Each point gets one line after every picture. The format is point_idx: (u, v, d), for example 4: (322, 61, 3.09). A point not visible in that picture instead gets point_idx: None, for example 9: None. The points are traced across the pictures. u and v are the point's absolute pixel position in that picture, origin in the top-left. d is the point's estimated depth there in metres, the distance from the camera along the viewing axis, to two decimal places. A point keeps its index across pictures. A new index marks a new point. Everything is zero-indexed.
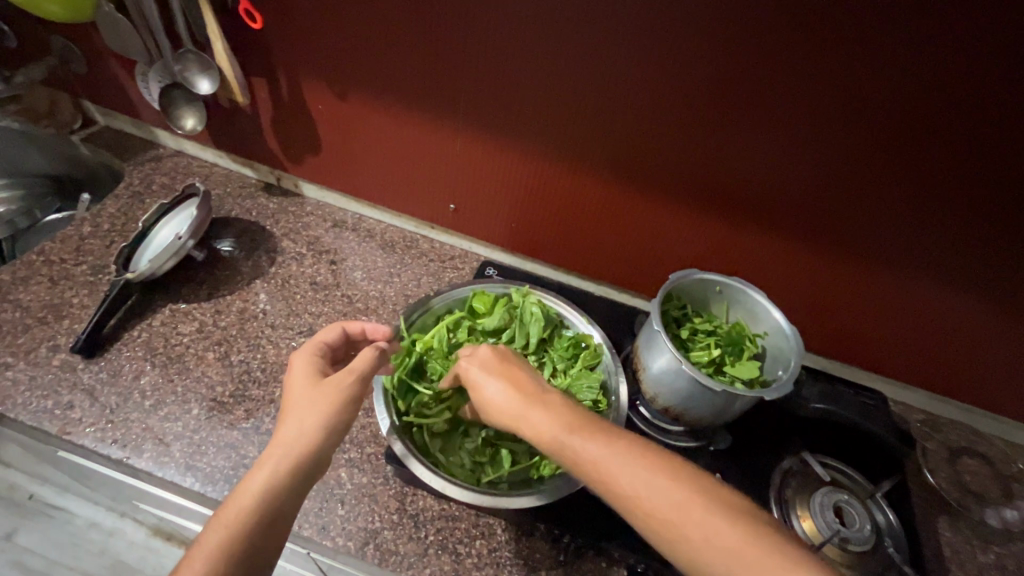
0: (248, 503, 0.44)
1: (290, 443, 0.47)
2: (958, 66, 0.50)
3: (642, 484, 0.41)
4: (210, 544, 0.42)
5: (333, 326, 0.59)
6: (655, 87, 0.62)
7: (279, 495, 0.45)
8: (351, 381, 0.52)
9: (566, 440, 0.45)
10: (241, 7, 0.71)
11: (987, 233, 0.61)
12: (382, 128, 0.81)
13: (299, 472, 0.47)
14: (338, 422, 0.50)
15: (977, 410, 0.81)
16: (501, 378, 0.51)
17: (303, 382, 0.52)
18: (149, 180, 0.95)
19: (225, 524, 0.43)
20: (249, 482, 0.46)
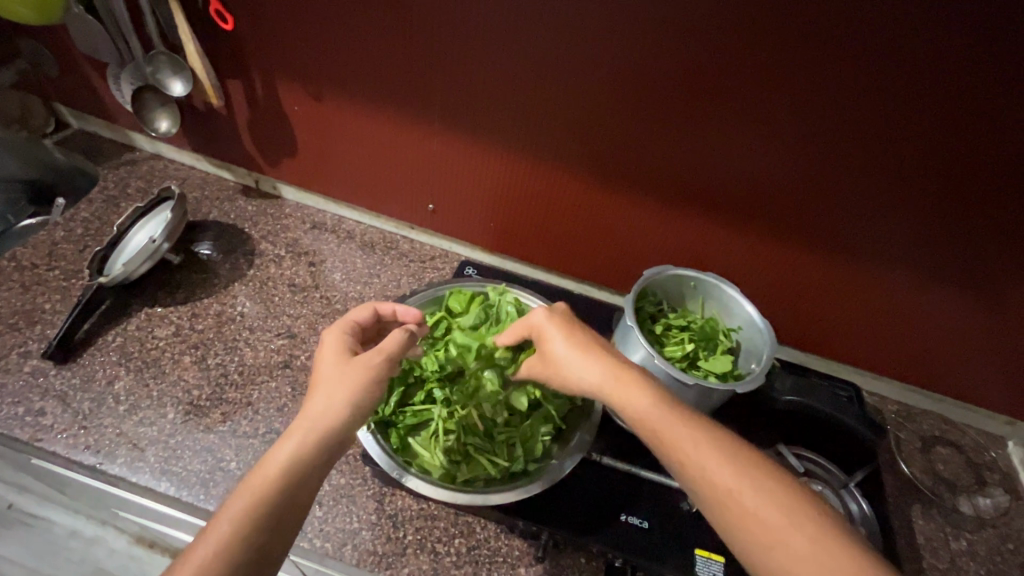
0: (273, 473, 0.44)
1: (315, 418, 0.47)
2: (916, 60, 0.52)
3: (706, 454, 0.43)
4: (235, 508, 0.42)
5: (365, 307, 0.59)
6: (626, 84, 0.63)
7: (305, 466, 0.46)
8: (377, 361, 0.51)
9: (649, 410, 0.47)
10: (212, 8, 0.71)
11: (951, 224, 0.62)
12: (359, 129, 0.81)
13: (324, 447, 0.47)
14: (363, 401, 0.49)
15: (948, 400, 0.83)
16: (571, 338, 0.53)
17: (331, 359, 0.52)
18: (124, 183, 0.94)
19: (250, 490, 0.44)
20: (274, 453, 0.46)
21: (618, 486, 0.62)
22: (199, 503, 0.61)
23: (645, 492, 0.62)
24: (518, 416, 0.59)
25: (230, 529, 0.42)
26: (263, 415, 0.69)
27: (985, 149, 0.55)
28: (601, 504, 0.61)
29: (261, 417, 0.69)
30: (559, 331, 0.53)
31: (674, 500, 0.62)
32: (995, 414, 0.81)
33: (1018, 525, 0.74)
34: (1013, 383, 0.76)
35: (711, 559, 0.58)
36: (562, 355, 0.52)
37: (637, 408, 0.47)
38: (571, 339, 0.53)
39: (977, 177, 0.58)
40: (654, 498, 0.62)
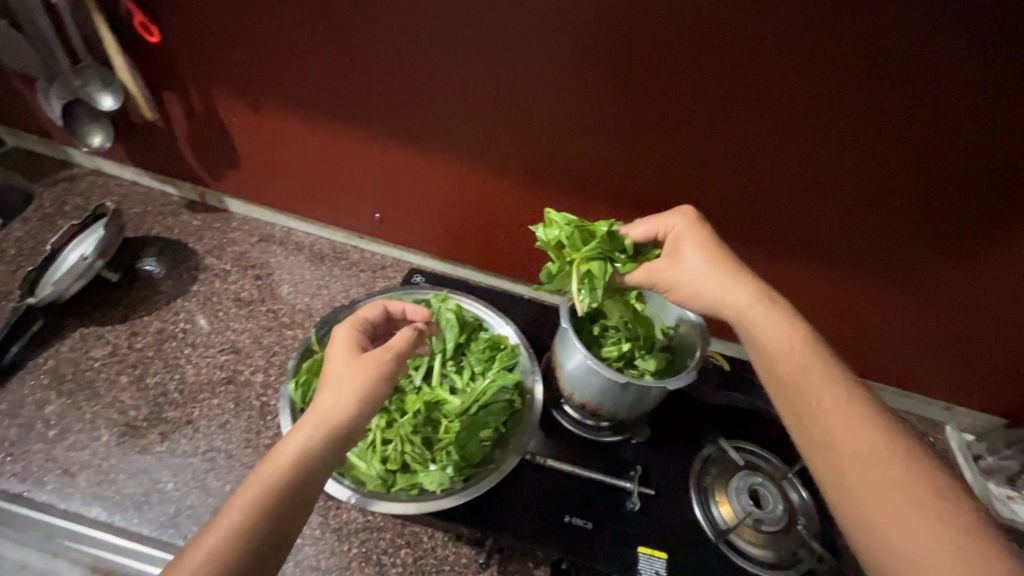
0: (285, 462, 0.43)
1: (326, 412, 0.46)
2: (820, 57, 0.55)
3: (841, 407, 0.45)
4: (246, 499, 0.41)
5: (375, 303, 0.60)
6: (558, 86, 0.64)
7: (315, 457, 0.44)
8: (387, 359, 0.51)
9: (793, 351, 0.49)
10: (138, 20, 0.70)
11: (870, 213, 0.65)
12: (301, 139, 0.80)
13: (335, 441, 0.46)
14: (372, 397, 0.48)
15: (888, 389, 0.85)
16: (717, 258, 0.56)
17: (343, 355, 0.52)
18: (60, 202, 0.92)
19: (262, 479, 0.42)
20: (284, 445, 0.45)
21: (564, 487, 0.63)
22: (132, 527, 0.60)
23: (590, 493, 0.63)
24: (457, 420, 0.58)
25: (243, 515, 0.40)
26: (203, 434, 0.68)
27: (891, 140, 0.59)
28: (545, 505, 0.61)
29: (202, 434, 0.68)
30: (698, 247, 0.57)
31: (619, 499, 0.63)
32: (932, 400, 0.84)
33: None
34: (943, 368, 0.79)
35: (654, 555, 0.59)
36: (695, 265, 0.56)
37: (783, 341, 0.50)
38: (709, 257, 0.56)
39: (888, 168, 0.61)
40: (599, 496, 0.63)
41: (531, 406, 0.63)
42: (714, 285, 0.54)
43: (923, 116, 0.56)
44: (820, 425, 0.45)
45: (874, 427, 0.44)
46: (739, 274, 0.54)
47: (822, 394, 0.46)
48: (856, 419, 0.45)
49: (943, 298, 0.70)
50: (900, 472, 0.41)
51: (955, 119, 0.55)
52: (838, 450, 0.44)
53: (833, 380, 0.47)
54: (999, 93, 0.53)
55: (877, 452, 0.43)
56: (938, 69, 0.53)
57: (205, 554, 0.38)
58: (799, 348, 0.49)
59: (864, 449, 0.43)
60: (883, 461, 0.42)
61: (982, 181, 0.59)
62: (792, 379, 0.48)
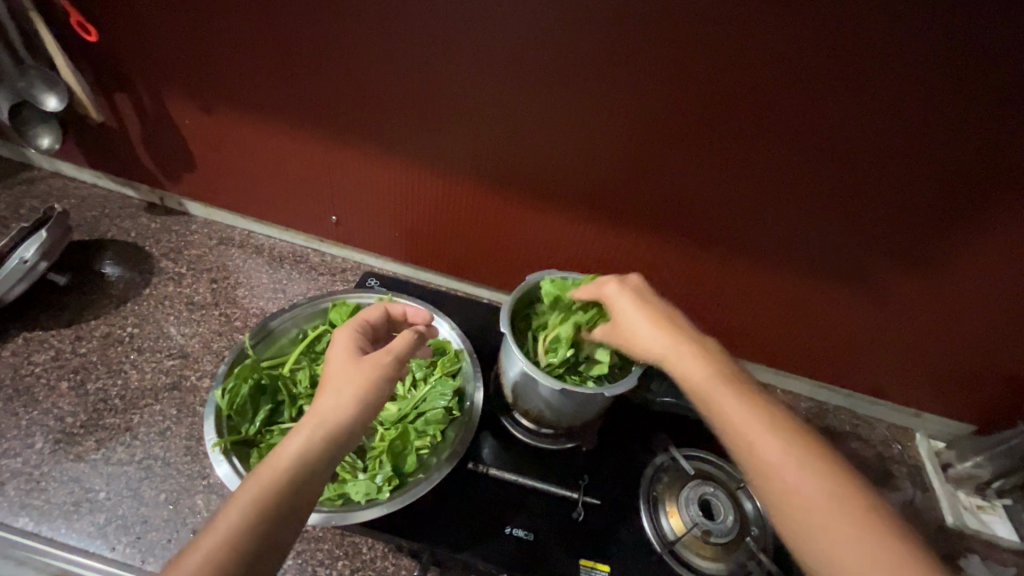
0: (285, 462, 0.40)
1: (326, 412, 0.43)
2: (757, 52, 0.53)
3: (788, 470, 0.40)
4: (247, 497, 0.38)
5: (377, 306, 0.57)
6: (501, 85, 0.63)
7: (315, 460, 0.41)
8: (387, 359, 0.48)
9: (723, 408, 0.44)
10: (75, 20, 0.68)
11: (826, 214, 0.63)
12: (252, 140, 0.79)
13: (338, 440, 0.42)
14: (375, 399, 0.45)
15: (857, 395, 0.83)
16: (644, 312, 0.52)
17: (342, 356, 0.48)
18: (16, 204, 0.91)
19: (261, 480, 0.39)
20: (285, 443, 0.42)
21: (507, 498, 0.61)
22: (58, 538, 0.58)
23: (534, 503, 0.61)
24: (393, 429, 0.57)
25: (240, 518, 0.37)
26: (142, 441, 0.66)
27: (837, 138, 0.57)
28: (487, 516, 0.59)
29: (140, 442, 0.66)
30: (630, 304, 0.52)
31: (565, 509, 0.61)
32: (901, 407, 0.82)
33: (925, 517, 0.74)
34: (910, 372, 0.77)
35: (595, 569, 0.57)
36: (629, 320, 0.52)
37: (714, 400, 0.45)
38: (644, 312, 0.52)
39: (836, 166, 0.59)
40: (542, 506, 0.61)
41: (472, 412, 0.61)
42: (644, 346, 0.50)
43: (865, 112, 0.54)
44: (783, 495, 0.40)
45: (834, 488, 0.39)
46: (675, 327, 0.50)
47: (775, 456, 0.41)
48: (815, 483, 0.39)
49: (903, 300, 0.68)
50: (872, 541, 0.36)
51: (899, 116, 0.53)
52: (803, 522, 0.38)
53: (786, 435, 0.42)
54: (940, 88, 0.51)
55: (844, 520, 0.37)
56: (881, 66, 0.51)
57: (203, 554, 0.35)
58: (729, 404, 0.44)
59: (831, 519, 0.38)
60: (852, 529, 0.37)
61: (932, 179, 0.57)
62: (741, 444, 0.42)
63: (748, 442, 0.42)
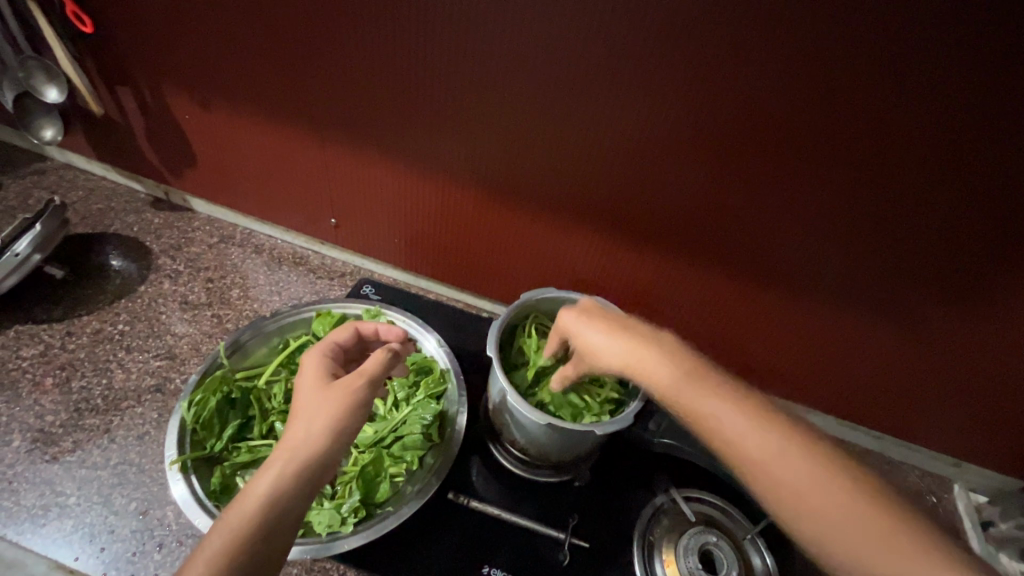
0: (250, 507, 0.38)
1: (293, 448, 0.41)
2: (780, 62, 0.46)
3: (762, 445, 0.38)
4: (210, 549, 0.36)
5: (346, 326, 0.55)
6: (502, 86, 0.58)
7: (282, 502, 0.38)
8: (359, 385, 0.46)
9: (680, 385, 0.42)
10: (69, 10, 0.67)
11: (860, 241, 0.56)
12: (251, 137, 0.76)
13: (308, 476, 0.40)
14: (347, 427, 0.42)
15: (887, 437, 0.75)
16: (595, 323, 0.49)
17: (311, 385, 0.46)
18: (26, 194, 0.91)
19: (228, 528, 0.37)
20: (252, 486, 0.39)
21: (487, 534, 0.56)
22: (23, 543, 0.56)
23: (517, 541, 0.56)
24: (368, 452, 0.54)
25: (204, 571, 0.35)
26: (119, 445, 0.64)
27: (872, 159, 0.50)
28: (465, 553, 0.55)
29: (117, 446, 0.64)
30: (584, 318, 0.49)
31: (549, 552, 0.56)
32: (938, 454, 0.74)
33: None
34: (950, 418, 0.69)
35: None
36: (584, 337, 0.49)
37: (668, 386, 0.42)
38: (597, 324, 0.48)
39: (870, 191, 0.52)
40: (525, 546, 0.56)
41: (454, 440, 0.56)
42: (609, 354, 0.46)
43: (907, 132, 0.47)
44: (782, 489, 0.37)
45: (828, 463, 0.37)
46: (627, 330, 0.47)
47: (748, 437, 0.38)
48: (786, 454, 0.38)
49: (944, 341, 0.61)
50: (875, 511, 0.35)
51: (950, 137, 0.46)
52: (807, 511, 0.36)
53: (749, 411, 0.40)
54: (1001, 106, 0.43)
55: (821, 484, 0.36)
56: (929, 79, 0.44)
57: None
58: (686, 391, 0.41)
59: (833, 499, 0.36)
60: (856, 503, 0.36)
61: (987, 210, 0.49)
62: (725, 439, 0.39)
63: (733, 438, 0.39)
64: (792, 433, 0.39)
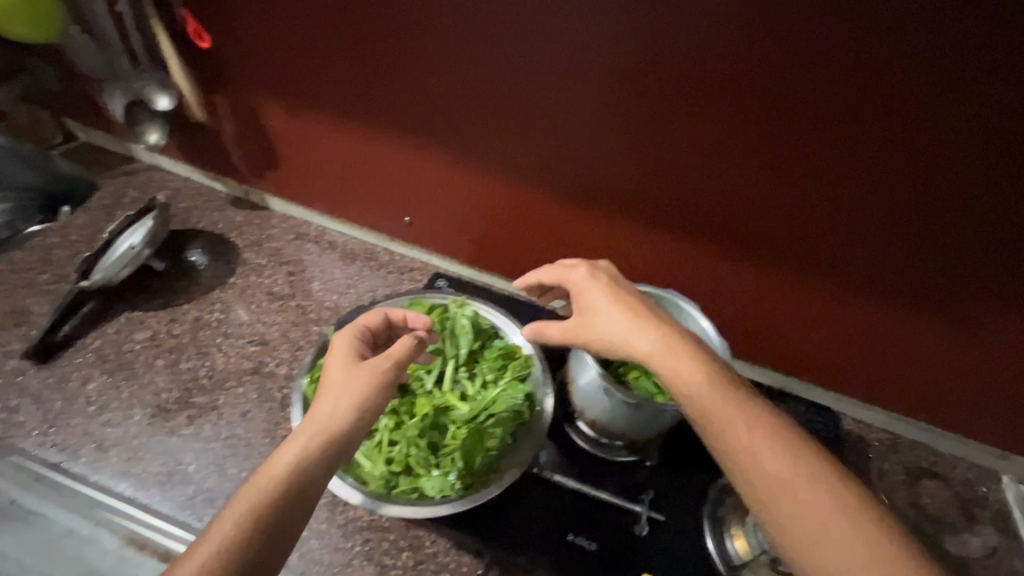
0: (278, 474, 0.44)
1: (321, 422, 0.47)
2: (857, 74, 0.52)
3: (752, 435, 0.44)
4: (238, 508, 0.42)
5: (376, 312, 0.60)
6: (584, 95, 0.64)
7: (306, 471, 0.45)
8: (384, 368, 0.52)
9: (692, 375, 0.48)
10: (189, 28, 0.74)
11: (915, 242, 0.60)
12: (336, 142, 0.83)
13: (331, 450, 0.47)
14: (368, 405, 0.49)
15: (936, 430, 0.78)
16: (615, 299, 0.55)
17: (339, 366, 0.52)
18: (121, 193, 0.98)
19: (255, 493, 0.43)
20: (279, 456, 0.46)
21: (568, 506, 0.61)
22: (154, 505, 0.63)
23: (597, 514, 0.61)
24: (464, 428, 0.59)
25: (233, 526, 0.41)
26: (227, 421, 0.71)
27: (936, 167, 0.54)
28: (551, 521, 0.60)
29: (225, 422, 0.71)
30: (607, 290, 0.55)
31: (626, 525, 0.61)
32: (988, 448, 0.76)
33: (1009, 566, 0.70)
34: (1001, 413, 0.72)
35: None
36: (600, 309, 0.54)
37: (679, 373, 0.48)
38: (617, 299, 0.55)
39: (927, 194, 0.56)
40: (604, 518, 0.61)
41: (540, 419, 0.62)
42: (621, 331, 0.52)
43: (973, 143, 0.52)
44: (766, 480, 0.43)
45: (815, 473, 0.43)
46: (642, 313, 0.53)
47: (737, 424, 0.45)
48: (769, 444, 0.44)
49: (997, 338, 0.64)
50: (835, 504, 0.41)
51: (1007, 143, 0.50)
52: (785, 502, 0.42)
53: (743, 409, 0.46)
54: None
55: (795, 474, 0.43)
56: (989, 90, 0.48)
57: (198, 561, 0.39)
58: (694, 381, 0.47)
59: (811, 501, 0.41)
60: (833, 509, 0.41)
61: None
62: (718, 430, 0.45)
63: (729, 430, 0.45)
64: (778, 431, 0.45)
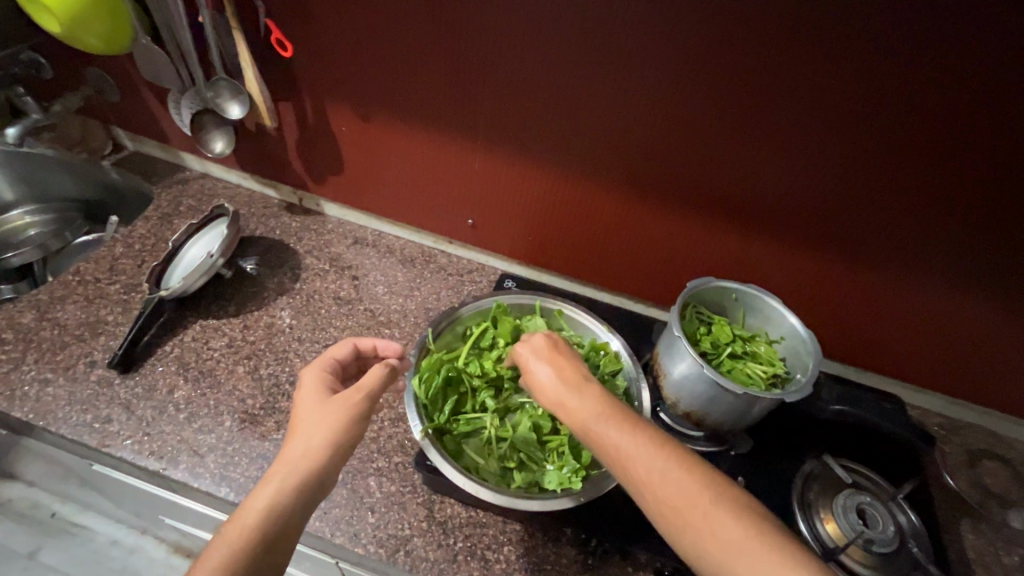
0: (252, 521, 0.44)
1: (296, 459, 0.47)
2: (937, 75, 0.54)
3: (653, 466, 0.43)
4: (212, 561, 0.42)
5: (345, 343, 0.60)
6: (660, 98, 0.65)
7: (282, 512, 0.45)
8: (358, 399, 0.52)
9: (590, 418, 0.47)
10: (273, 37, 0.75)
11: (983, 233, 0.63)
12: (402, 146, 0.83)
13: (308, 487, 0.47)
14: (344, 438, 0.49)
15: (994, 413, 0.81)
16: (543, 360, 0.54)
17: (311, 400, 0.52)
18: (176, 202, 0.98)
19: (229, 543, 0.43)
20: (253, 500, 0.45)
21: None
22: None
23: None
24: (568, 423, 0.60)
25: None
26: None
27: (1008, 160, 0.57)
28: None
29: None
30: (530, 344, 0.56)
31: None
32: None
33: None
34: None
35: None
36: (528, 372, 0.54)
37: (574, 419, 0.48)
38: (538, 351, 0.55)
39: (996, 186, 0.59)
40: None
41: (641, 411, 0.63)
42: (550, 397, 0.51)
43: None
44: (659, 504, 0.42)
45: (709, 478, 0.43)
46: (563, 373, 0.52)
47: (635, 456, 0.44)
48: (666, 472, 0.43)
49: None
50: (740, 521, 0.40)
51: None
52: (682, 519, 0.41)
53: (638, 440, 0.45)
54: None
55: (692, 495, 0.42)
56: None
57: None
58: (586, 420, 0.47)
59: (706, 509, 0.41)
60: (726, 520, 0.40)
61: None
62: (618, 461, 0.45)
63: (623, 459, 0.44)
64: (671, 455, 0.44)
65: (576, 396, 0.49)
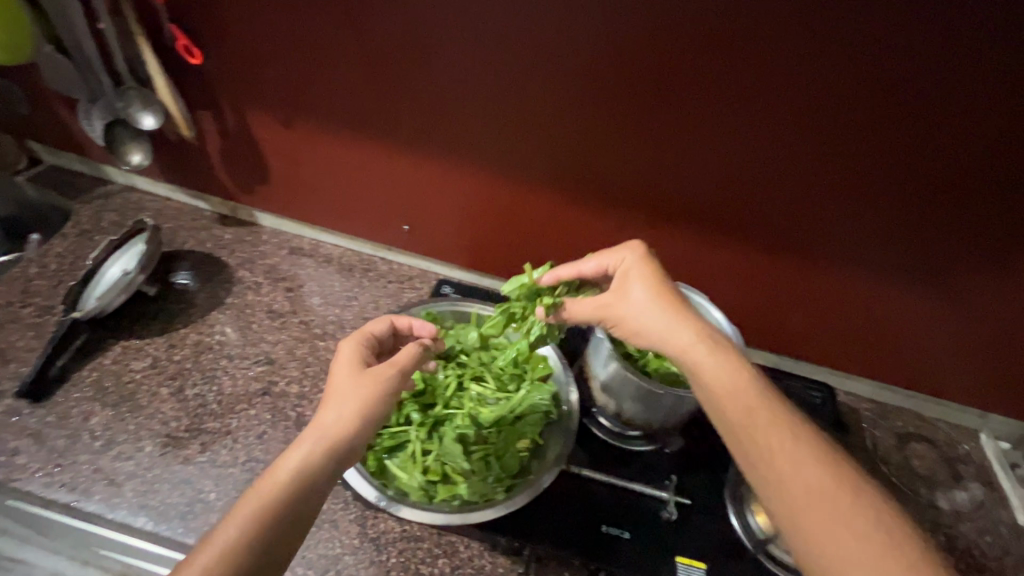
0: (285, 479, 0.44)
1: (327, 429, 0.47)
2: (828, 63, 0.56)
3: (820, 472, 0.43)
4: (246, 511, 0.42)
5: (382, 319, 0.59)
6: (575, 94, 0.65)
7: (314, 476, 0.45)
8: (390, 374, 0.51)
9: (743, 390, 0.47)
10: (180, 43, 0.72)
11: (889, 218, 0.65)
12: (329, 153, 0.81)
13: (335, 457, 0.46)
14: (376, 412, 0.49)
15: (920, 396, 0.84)
16: (652, 286, 0.53)
17: (346, 371, 0.52)
18: (97, 217, 0.94)
19: (260, 496, 0.43)
20: (284, 460, 0.46)
21: (600, 499, 0.63)
22: (178, 537, 0.61)
23: (625, 500, 0.63)
24: (495, 433, 0.61)
25: (239, 530, 0.42)
26: (243, 445, 0.69)
27: (902, 145, 0.59)
28: (585, 513, 0.62)
29: (241, 445, 0.69)
30: (645, 275, 0.54)
31: (654, 507, 0.63)
32: (968, 407, 0.82)
33: (994, 515, 0.76)
34: (979, 373, 0.77)
35: (692, 566, 0.59)
36: (641, 307, 0.52)
37: (725, 385, 0.47)
38: (656, 288, 0.53)
39: (894, 172, 0.61)
40: (636, 504, 0.63)
41: (569, 416, 0.67)
42: (660, 321, 0.50)
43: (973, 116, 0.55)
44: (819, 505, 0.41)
45: (855, 488, 0.43)
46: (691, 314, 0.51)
47: (801, 455, 0.44)
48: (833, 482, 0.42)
49: (971, 302, 0.69)
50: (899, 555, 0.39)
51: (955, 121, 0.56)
52: (818, 518, 0.41)
53: (804, 443, 0.44)
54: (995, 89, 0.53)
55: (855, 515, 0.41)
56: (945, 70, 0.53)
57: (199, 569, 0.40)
58: (749, 397, 0.46)
59: (849, 522, 0.41)
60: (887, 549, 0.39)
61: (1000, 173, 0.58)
62: (756, 439, 0.45)
63: (785, 452, 0.44)
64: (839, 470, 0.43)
65: (720, 355, 0.48)
